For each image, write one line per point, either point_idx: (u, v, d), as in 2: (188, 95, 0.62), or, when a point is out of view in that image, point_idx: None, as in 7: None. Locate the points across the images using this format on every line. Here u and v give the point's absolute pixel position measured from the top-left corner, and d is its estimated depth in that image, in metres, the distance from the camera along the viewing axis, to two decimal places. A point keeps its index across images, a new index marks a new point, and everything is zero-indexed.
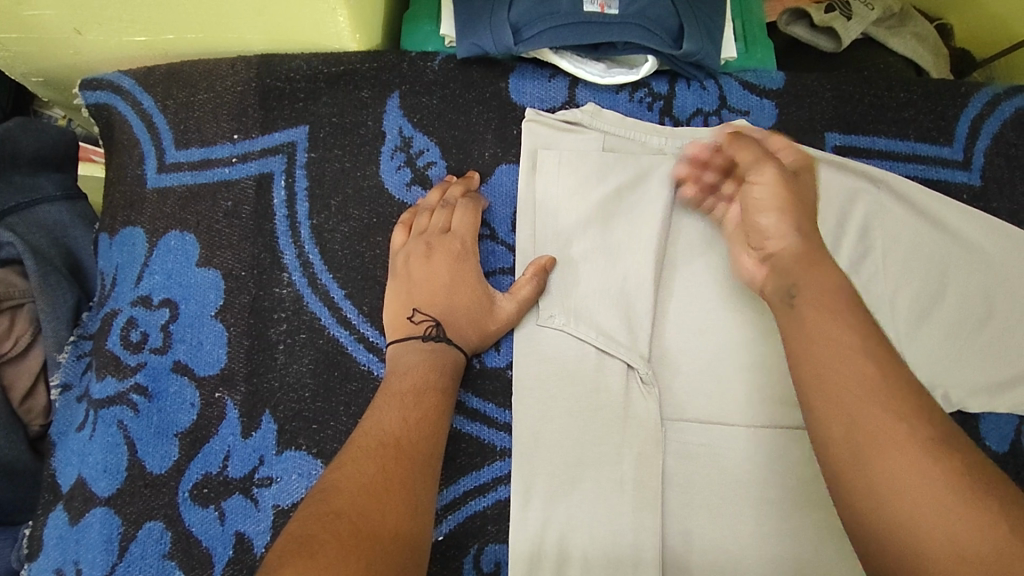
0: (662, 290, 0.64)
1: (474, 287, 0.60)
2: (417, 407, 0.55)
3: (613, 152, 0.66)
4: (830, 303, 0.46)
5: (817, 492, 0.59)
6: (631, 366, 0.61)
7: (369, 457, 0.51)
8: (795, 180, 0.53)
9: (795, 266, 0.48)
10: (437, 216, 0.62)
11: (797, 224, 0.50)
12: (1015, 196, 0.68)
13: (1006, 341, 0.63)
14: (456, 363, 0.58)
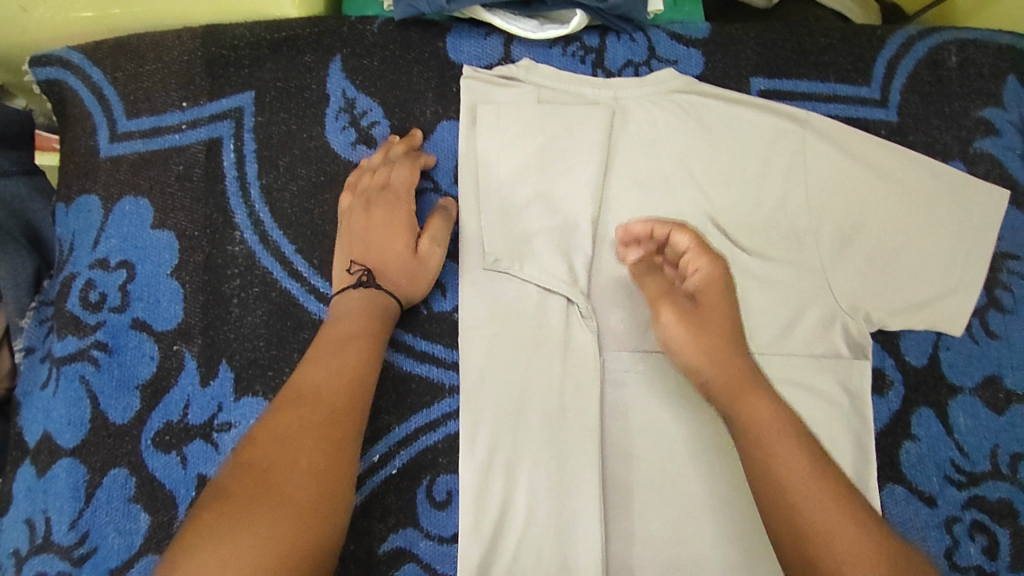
0: (600, 234, 0.67)
1: (404, 237, 0.63)
2: (340, 371, 0.55)
3: (549, 104, 0.69)
4: (769, 437, 0.49)
5: None
6: (572, 302, 0.65)
7: (289, 422, 0.52)
8: (702, 308, 0.56)
9: (730, 398, 0.52)
10: (377, 172, 0.65)
11: (710, 352, 0.53)
12: (931, 130, 0.72)
13: (923, 264, 0.67)
14: (386, 311, 0.61)
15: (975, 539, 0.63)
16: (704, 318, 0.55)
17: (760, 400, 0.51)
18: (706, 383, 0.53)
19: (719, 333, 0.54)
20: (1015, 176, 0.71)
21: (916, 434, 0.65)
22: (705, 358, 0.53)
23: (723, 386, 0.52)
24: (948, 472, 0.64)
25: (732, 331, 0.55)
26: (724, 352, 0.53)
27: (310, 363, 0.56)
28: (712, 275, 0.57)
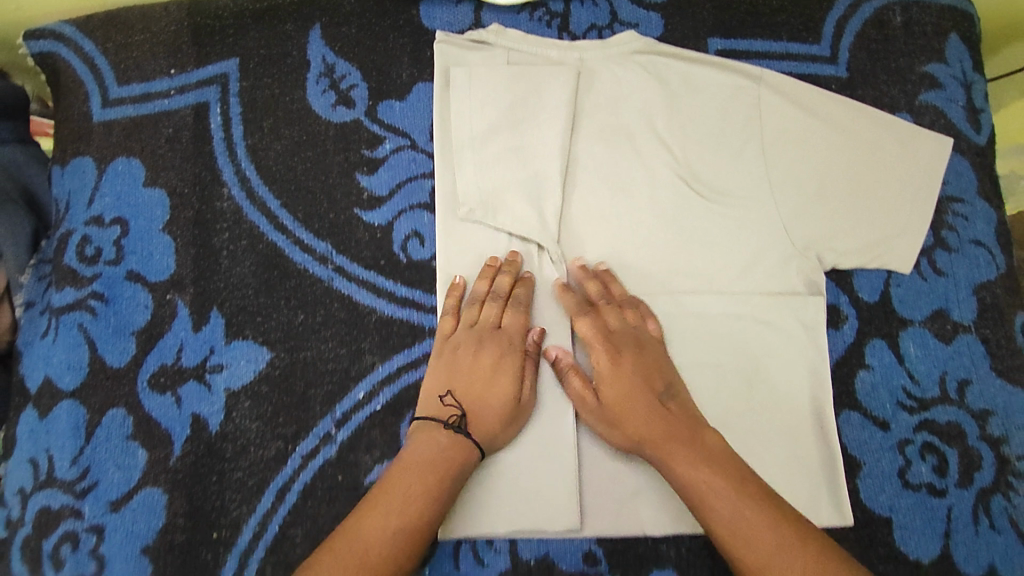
0: (568, 186, 0.71)
1: (510, 378, 0.63)
2: (400, 515, 0.56)
3: (517, 65, 0.73)
4: (710, 496, 0.56)
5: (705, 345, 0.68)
6: (543, 248, 0.69)
7: (341, 561, 0.53)
8: (603, 389, 0.63)
9: (659, 455, 0.59)
10: (489, 308, 0.65)
11: (609, 421, 0.62)
12: (878, 84, 0.76)
13: (876, 208, 0.71)
14: (468, 459, 0.59)
15: (926, 459, 0.67)
16: (610, 402, 0.62)
17: (680, 454, 0.58)
18: (635, 445, 0.61)
19: (639, 414, 0.61)
20: (958, 126, 0.75)
21: (870, 363, 0.69)
22: (622, 437, 0.62)
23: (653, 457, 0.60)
24: (900, 398, 0.68)
25: (648, 407, 0.61)
26: (639, 429, 0.60)
27: (375, 500, 0.57)
28: (608, 363, 0.63)
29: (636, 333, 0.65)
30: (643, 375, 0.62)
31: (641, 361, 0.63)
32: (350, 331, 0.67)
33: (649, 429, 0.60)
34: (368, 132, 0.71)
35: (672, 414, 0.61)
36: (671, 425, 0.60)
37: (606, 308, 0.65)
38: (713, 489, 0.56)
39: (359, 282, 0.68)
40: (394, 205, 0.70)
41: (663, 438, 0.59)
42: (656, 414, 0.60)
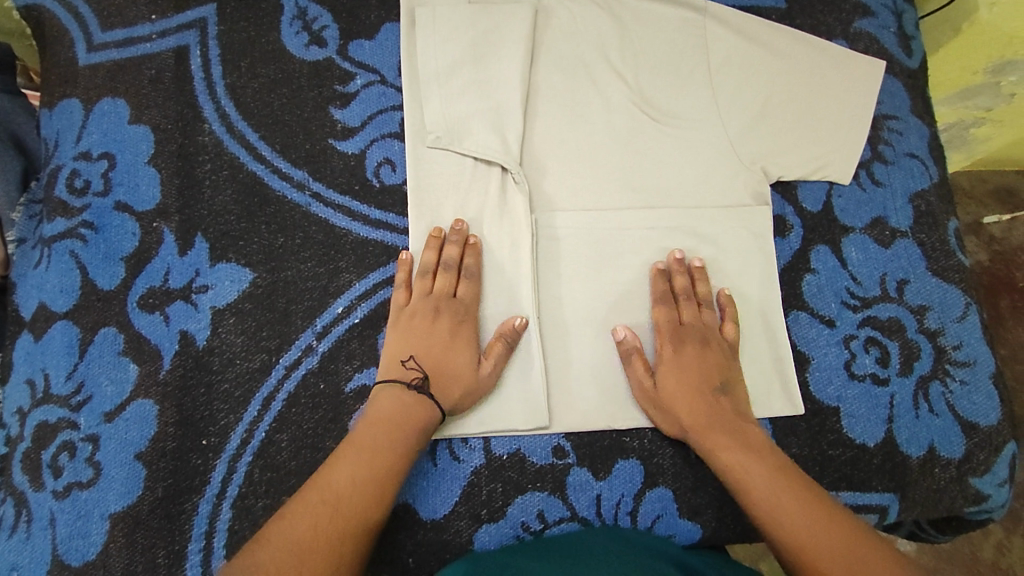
0: (529, 115, 0.78)
1: (468, 348, 0.67)
2: (370, 466, 0.60)
3: (477, 4, 0.80)
4: (749, 472, 0.62)
5: (656, 253, 0.75)
6: (506, 170, 0.75)
7: (313, 507, 0.57)
8: (659, 385, 0.68)
9: (704, 443, 0.65)
10: (443, 279, 0.69)
11: (662, 413, 0.67)
12: (812, 13, 0.85)
13: (808, 125, 0.79)
14: (430, 418, 0.63)
15: (869, 352, 0.73)
16: (664, 400, 0.67)
17: (725, 443, 0.64)
18: (685, 432, 0.66)
19: (683, 404, 0.66)
20: (889, 49, 0.85)
21: (815, 268, 0.75)
22: (670, 423, 0.67)
23: (699, 445, 0.65)
24: (843, 298, 0.74)
25: (694, 400, 0.66)
26: (690, 417, 0.66)
27: (342, 452, 0.61)
28: (668, 356, 0.69)
29: (693, 338, 0.69)
30: (694, 372, 0.68)
31: (699, 360, 0.68)
32: (328, 252, 0.72)
33: (699, 419, 0.66)
34: (340, 70, 0.78)
35: (716, 408, 0.66)
36: (721, 416, 0.66)
37: (685, 302, 0.71)
38: (763, 482, 0.61)
39: (335, 207, 0.74)
40: (367, 135, 0.76)
41: (705, 426, 0.65)
42: (717, 408, 0.66)
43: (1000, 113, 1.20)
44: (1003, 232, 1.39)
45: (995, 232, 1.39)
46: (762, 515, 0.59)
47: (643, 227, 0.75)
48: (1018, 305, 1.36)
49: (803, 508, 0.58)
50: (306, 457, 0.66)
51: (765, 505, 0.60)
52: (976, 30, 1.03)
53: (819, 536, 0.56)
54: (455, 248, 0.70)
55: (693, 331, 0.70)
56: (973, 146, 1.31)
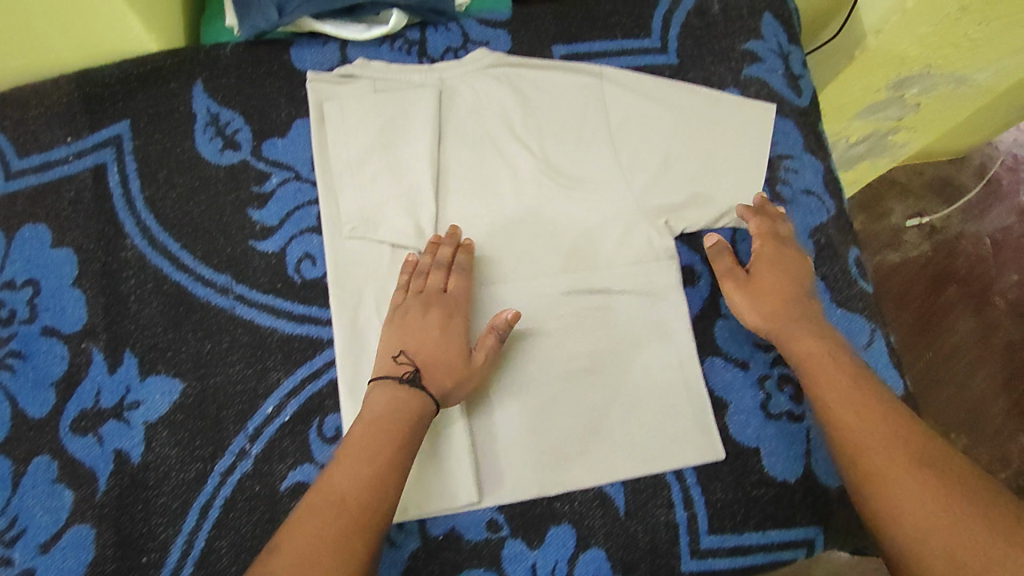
0: (442, 196, 0.81)
1: (457, 341, 0.72)
2: (371, 464, 0.63)
3: (382, 92, 0.83)
4: (824, 367, 0.69)
5: (572, 316, 0.78)
6: (421, 252, 0.79)
7: (321, 510, 0.60)
8: (756, 276, 0.77)
9: (783, 335, 0.73)
10: (434, 276, 0.74)
11: (750, 296, 0.76)
12: (704, 66, 0.88)
13: (708, 175, 0.82)
14: (423, 410, 0.68)
15: (783, 389, 0.77)
16: (758, 286, 0.76)
17: (805, 335, 0.72)
18: (767, 321, 0.74)
19: (765, 294, 0.75)
20: (779, 93, 0.87)
21: (725, 313, 0.80)
22: (758, 310, 0.75)
23: (779, 333, 0.74)
24: (755, 339, 0.78)
25: (776, 296, 0.75)
26: (773, 305, 0.74)
27: (351, 457, 0.64)
28: (765, 254, 0.77)
29: (782, 242, 0.79)
30: (778, 274, 0.76)
31: (787, 267, 0.77)
32: (255, 353, 0.75)
33: (781, 309, 0.74)
34: (255, 170, 0.81)
35: (791, 307, 0.74)
36: (807, 313, 0.74)
37: (780, 222, 0.80)
38: (835, 377, 0.68)
39: (258, 306, 0.76)
40: (285, 232, 0.79)
41: (787, 317, 0.73)
42: (803, 304, 0.75)
43: (911, 121, 1.30)
44: (943, 220, 1.54)
45: (934, 221, 1.54)
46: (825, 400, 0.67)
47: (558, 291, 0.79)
48: (963, 291, 1.49)
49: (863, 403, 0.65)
50: (245, 561, 0.68)
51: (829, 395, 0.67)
52: (867, 56, 1.06)
53: (880, 429, 0.63)
54: (449, 249, 0.76)
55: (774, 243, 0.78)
56: (893, 151, 1.42)
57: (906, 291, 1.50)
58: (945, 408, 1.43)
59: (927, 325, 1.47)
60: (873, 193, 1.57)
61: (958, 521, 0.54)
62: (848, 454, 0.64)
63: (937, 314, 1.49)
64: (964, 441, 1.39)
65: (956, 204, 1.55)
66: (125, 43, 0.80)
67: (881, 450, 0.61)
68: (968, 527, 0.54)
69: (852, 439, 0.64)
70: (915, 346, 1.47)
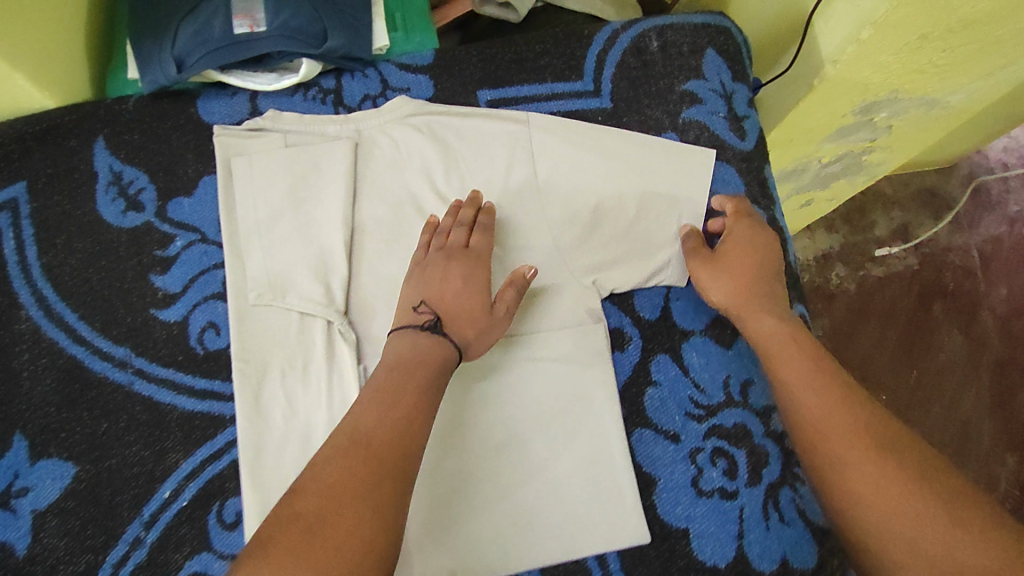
0: (355, 257, 0.76)
1: (477, 295, 0.70)
2: (395, 409, 0.61)
3: (293, 146, 0.78)
4: (777, 346, 0.69)
5: (515, 406, 0.73)
6: (330, 321, 0.73)
7: (347, 460, 0.58)
8: (721, 254, 0.75)
9: (739, 315, 0.72)
10: (455, 233, 0.74)
11: (722, 274, 0.73)
12: (641, 109, 0.82)
13: (637, 231, 0.78)
14: (448, 357, 0.66)
15: (716, 464, 0.71)
16: (724, 266, 0.74)
17: (756, 314, 0.71)
18: (726, 300, 0.73)
19: (731, 274, 0.73)
20: (722, 137, 0.81)
21: (657, 379, 0.74)
22: (719, 289, 0.73)
23: (736, 310, 0.72)
24: (688, 408, 0.73)
25: (742, 275, 0.73)
26: (733, 283, 0.73)
27: (387, 403, 0.62)
28: (737, 232, 0.76)
29: (757, 230, 0.76)
30: (749, 256, 0.74)
31: (761, 250, 0.75)
32: (153, 432, 0.71)
33: (742, 286, 0.73)
34: (159, 233, 0.77)
35: (755, 288, 0.73)
36: (767, 291, 0.73)
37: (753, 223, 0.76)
38: (793, 355, 0.68)
39: (158, 382, 0.72)
40: (189, 299, 0.75)
41: (746, 295, 0.72)
42: (766, 285, 0.73)
43: (886, 142, 1.16)
44: (928, 233, 1.47)
45: (920, 234, 1.47)
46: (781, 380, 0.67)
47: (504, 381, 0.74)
48: (949, 308, 1.42)
49: (823, 383, 0.65)
50: None
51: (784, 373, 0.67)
52: (828, 84, 0.92)
53: (837, 408, 0.63)
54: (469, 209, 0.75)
55: (749, 221, 0.76)
56: (870, 169, 1.27)
57: (893, 307, 1.42)
58: (934, 429, 1.34)
59: (914, 345, 1.39)
60: (858, 205, 1.49)
61: (920, 512, 0.55)
62: (804, 434, 0.64)
63: (924, 330, 1.40)
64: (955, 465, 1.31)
65: (942, 217, 1.48)
66: (18, 100, 0.75)
67: (839, 431, 0.61)
68: (929, 517, 0.55)
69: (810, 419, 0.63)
70: (903, 365, 1.38)
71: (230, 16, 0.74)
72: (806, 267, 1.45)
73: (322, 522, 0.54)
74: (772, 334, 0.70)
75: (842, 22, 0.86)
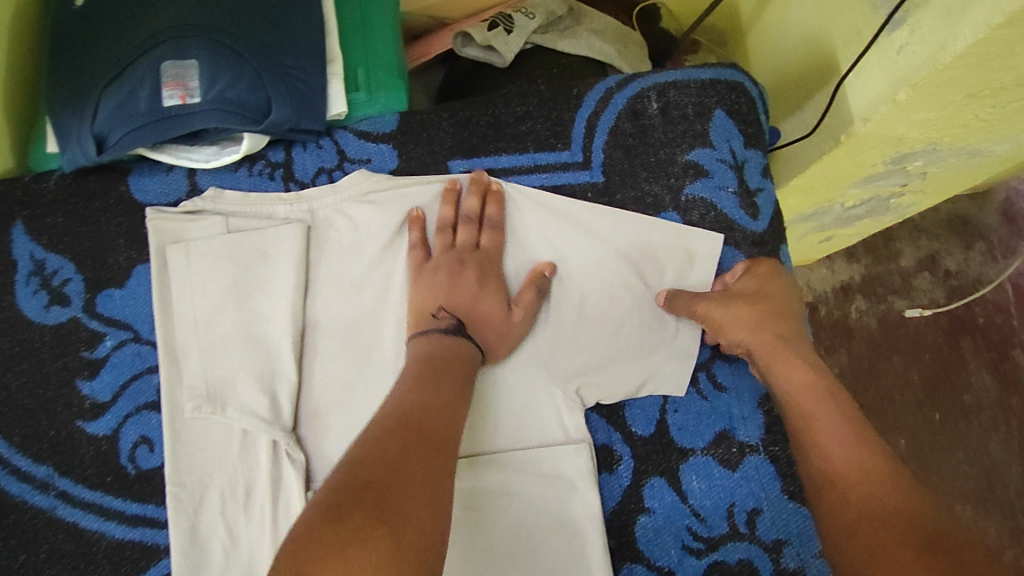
0: (307, 356, 0.66)
1: (497, 297, 0.65)
2: (436, 400, 0.55)
3: (236, 232, 0.68)
4: (806, 392, 0.59)
5: (513, 537, 0.62)
6: (276, 439, 0.63)
7: (399, 437, 0.50)
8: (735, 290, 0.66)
9: (767, 356, 0.62)
10: (464, 233, 0.68)
11: (741, 309, 0.64)
12: (638, 184, 0.71)
13: (629, 327, 0.68)
14: (473, 358, 0.61)
15: None
16: (742, 301, 0.65)
17: (785, 359, 0.62)
18: (745, 345, 0.64)
19: (749, 308, 0.64)
20: (730, 216, 0.71)
21: (650, 506, 0.65)
22: (738, 329, 0.64)
23: (761, 351, 0.63)
24: (686, 541, 0.64)
25: (762, 308, 0.64)
26: (752, 319, 0.64)
27: (427, 396, 0.55)
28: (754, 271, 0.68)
29: (778, 270, 0.68)
30: (773, 292, 0.66)
31: (783, 289, 0.67)
32: (77, 566, 0.62)
33: (764, 325, 0.63)
34: (88, 330, 0.67)
35: (782, 330, 0.64)
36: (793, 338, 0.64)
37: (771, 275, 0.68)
38: (825, 407, 0.58)
39: (84, 506, 0.63)
40: (119, 410, 0.65)
41: (772, 336, 0.63)
42: (786, 327, 0.64)
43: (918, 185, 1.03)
44: (958, 264, 1.24)
45: (950, 265, 1.24)
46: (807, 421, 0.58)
47: (505, 509, 0.63)
48: (980, 343, 1.21)
49: (856, 441, 0.55)
50: None
51: (806, 415, 0.58)
52: (855, 141, 0.83)
53: (873, 469, 0.52)
54: (475, 199, 0.69)
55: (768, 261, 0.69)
56: (898, 211, 1.13)
57: (917, 341, 1.22)
58: (955, 479, 1.15)
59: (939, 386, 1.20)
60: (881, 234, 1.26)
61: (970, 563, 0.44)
62: (830, 497, 0.53)
63: (948, 367, 1.20)
64: (976, 517, 1.13)
65: (976, 247, 1.24)
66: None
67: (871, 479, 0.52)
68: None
69: (840, 480, 0.53)
70: (925, 408, 1.19)
71: (159, 85, 0.64)
72: (823, 298, 1.23)
73: (392, 494, 0.46)
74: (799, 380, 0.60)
75: (874, 78, 0.78)
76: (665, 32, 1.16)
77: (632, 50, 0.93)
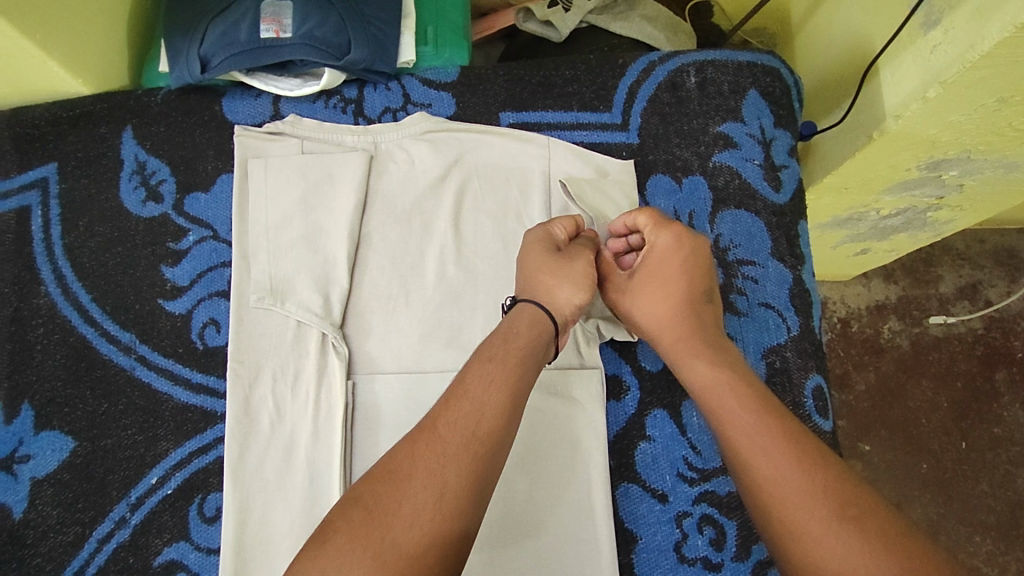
0: (359, 265, 0.75)
1: (554, 254, 0.66)
2: (466, 396, 0.55)
3: (311, 154, 0.78)
4: (721, 392, 0.57)
5: (525, 446, 0.70)
6: (324, 333, 0.72)
7: (411, 447, 0.53)
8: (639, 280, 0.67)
9: (674, 355, 0.63)
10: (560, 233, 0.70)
11: (641, 312, 0.66)
12: (670, 148, 0.78)
13: None
14: (544, 332, 0.61)
15: (703, 532, 0.68)
16: (640, 297, 0.66)
17: (693, 359, 0.61)
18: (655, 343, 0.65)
19: (652, 301, 0.65)
20: (754, 185, 0.76)
21: (651, 435, 0.71)
22: (649, 329, 0.65)
23: (668, 350, 0.63)
24: (680, 469, 0.70)
25: (670, 300, 0.64)
26: (655, 319, 0.64)
27: (453, 394, 0.56)
28: (655, 250, 0.67)
29: (676, 237, 0.67)
30: (672, 274, 0.66)
31: (687, 261, 0.66)
32: (147, 419, 0.72)
33: (668, 323, 0.64)
34: (175, 225, 0.77)
35: (690, 318, 0.63)
36: (700, 326, 0.63)
37: (659, 254, 0.67)
38: (736, 401, 0.56)
39: (157, 370, 0.74)
40: (194, 294, 0.76)
41: (675, 336, 0.63)
42: (694, 315, 0.64)
43: (956, 200, 0.99)
44: (999, 296, 1.23)
45: (991, 295, 1.23)
46: (719, 419, 0.56)
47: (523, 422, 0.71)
48: (1016, 378, 1.19)
49: (801, 442, 0.53)
50: None
51: (720, 415, 0.56)
52: (887, 139, 0.85)
53: (809, 480, 0.51)
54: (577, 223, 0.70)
55: (665, 228, 0.67)
56: (936, 227, 1.08)
57: (948, 368, 1.20)
58: (976, 508, 1.14)
59: (967, 413, 1.18)
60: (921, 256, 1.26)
61: None
62: (760, 501, 0.52)
63: (978, 398, 1.18)
64: (993, 552, 1.11)
65: (1020, 281, 1.23)
66: (54, 84, 0.77)
67: (783, 494, 0.51)
68: None
69: (764, 485, 0.52)
70: (950, 432, 1.17)
71: (259, 19, 0.74)
72: (854, 315, 1.24)
73: (382, 502, 0.50)
74: (709, 379, 0.59)
75: (911, 78, 0.81)
76: (717, 28, 1.22)
77: (681, 37, 1.00)
